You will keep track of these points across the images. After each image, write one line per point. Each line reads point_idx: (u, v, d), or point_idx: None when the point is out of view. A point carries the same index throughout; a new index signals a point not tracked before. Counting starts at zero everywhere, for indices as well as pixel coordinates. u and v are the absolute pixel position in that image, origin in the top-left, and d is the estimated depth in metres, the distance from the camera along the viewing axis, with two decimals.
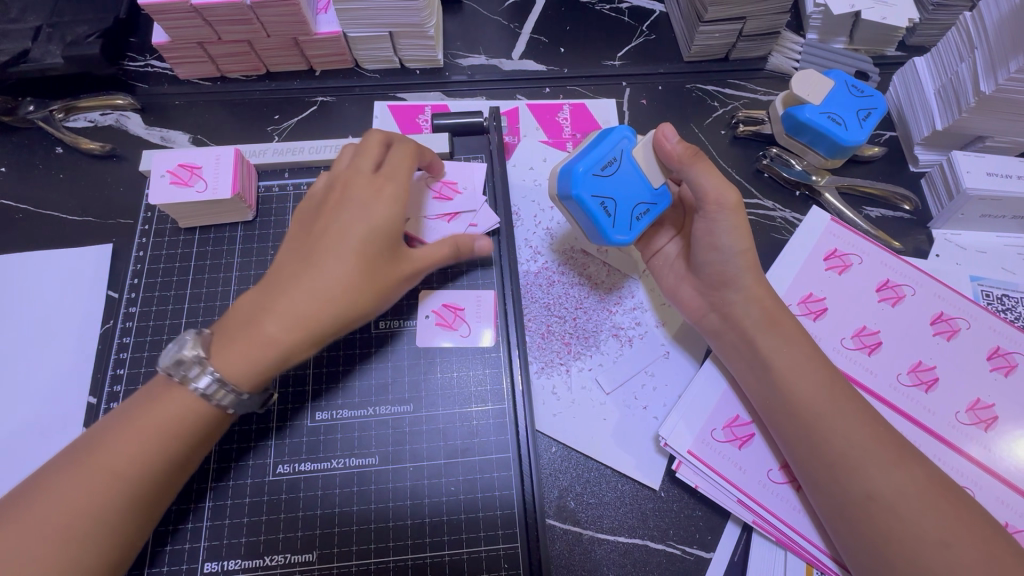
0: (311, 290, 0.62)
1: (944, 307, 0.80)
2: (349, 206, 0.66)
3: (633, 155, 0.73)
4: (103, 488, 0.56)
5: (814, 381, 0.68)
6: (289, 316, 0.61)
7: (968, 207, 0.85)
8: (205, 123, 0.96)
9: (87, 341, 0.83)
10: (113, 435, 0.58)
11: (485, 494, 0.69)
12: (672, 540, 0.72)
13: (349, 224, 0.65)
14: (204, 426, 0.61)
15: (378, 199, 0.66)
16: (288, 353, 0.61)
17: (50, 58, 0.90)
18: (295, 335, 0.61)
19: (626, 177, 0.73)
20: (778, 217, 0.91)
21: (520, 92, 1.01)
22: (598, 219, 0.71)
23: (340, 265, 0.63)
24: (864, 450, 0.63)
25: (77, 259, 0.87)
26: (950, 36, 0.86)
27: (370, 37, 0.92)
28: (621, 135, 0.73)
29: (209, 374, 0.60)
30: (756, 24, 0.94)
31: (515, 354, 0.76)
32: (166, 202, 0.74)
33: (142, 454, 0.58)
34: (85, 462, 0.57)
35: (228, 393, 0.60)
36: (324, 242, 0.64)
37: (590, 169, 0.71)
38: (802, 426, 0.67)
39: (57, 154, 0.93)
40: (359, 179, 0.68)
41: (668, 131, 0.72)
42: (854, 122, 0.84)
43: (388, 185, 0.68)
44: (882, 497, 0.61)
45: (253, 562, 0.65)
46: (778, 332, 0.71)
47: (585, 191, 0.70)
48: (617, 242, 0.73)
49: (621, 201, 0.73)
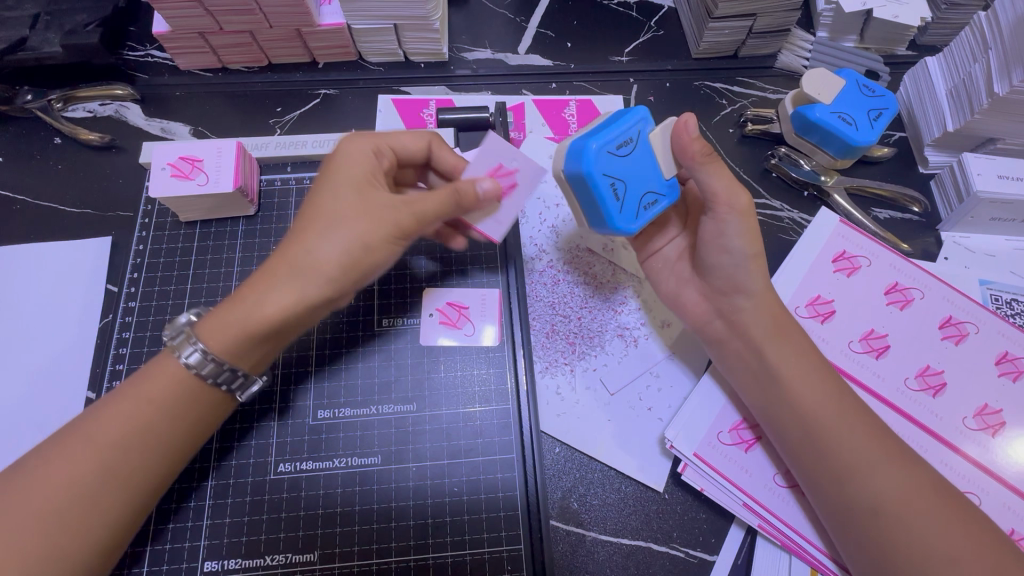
0: (286, 254, 0.60)
1: (952, 311, 0.79)
2: (327, 182, 0.64)
3: (650, 140, 0.69)
4: (86, 462, 0.55)
5: (820, 390, 0.67)
6: (277, 288, 0.58)
7: (978, 210, 0.84)
8: (206, 114, 0.95)
9: (86, 334, 0.82)
10: (102, 408, 0.58)
11: (489, 494, 0.69)
12: (676, 542, 0.71)
13: (334, 194, 0.62)
14: (184, 396, 0.59)
15: (354, 177, 0.63)
16: (261, 304, 0.58)
17: (48, 46, 0.89)
18: (286, 304, 0.58)
19: (641, 162, 0.69)
20: (786, 217, 0.90)
21: (526, 87, 0.99)
22: (607, 202, 0.67)
23: (317, 227, 0.60)
24: (871, 461, 0.63)
25: (76, 251, 0.86)
26: (963, 36, 0.85)
27: (374, 29, 0.90)
28: (640, 115, 0.68)
29: (193, 345, 0.59)
30: (767, 21, 0.93)
31: (520, 354, 0.75)
32: (166, 195, 0.73)
33: (125, 427, 0.57)
34: (75, 434, 0.57)
35: (210, 362, 0.59)
36: (311, 219, 0.61)
37: (607, 146, 0.66)
38: (808, 436, 0.66)
39: (55, 144, 0.92)
40: (341, 157, 0.65)
41: (688, 121, 0.68)
42: (865, 121, 0.83)
43: (361, 159, 0.65)
44: (887, 511, 0.60)
45: (253, 562, 0.65)
46: (786, 342, 0.70)
47: (599, 169, 0.66)
48: (621, 230, 0.69)
49: (632, 185, 0.68)
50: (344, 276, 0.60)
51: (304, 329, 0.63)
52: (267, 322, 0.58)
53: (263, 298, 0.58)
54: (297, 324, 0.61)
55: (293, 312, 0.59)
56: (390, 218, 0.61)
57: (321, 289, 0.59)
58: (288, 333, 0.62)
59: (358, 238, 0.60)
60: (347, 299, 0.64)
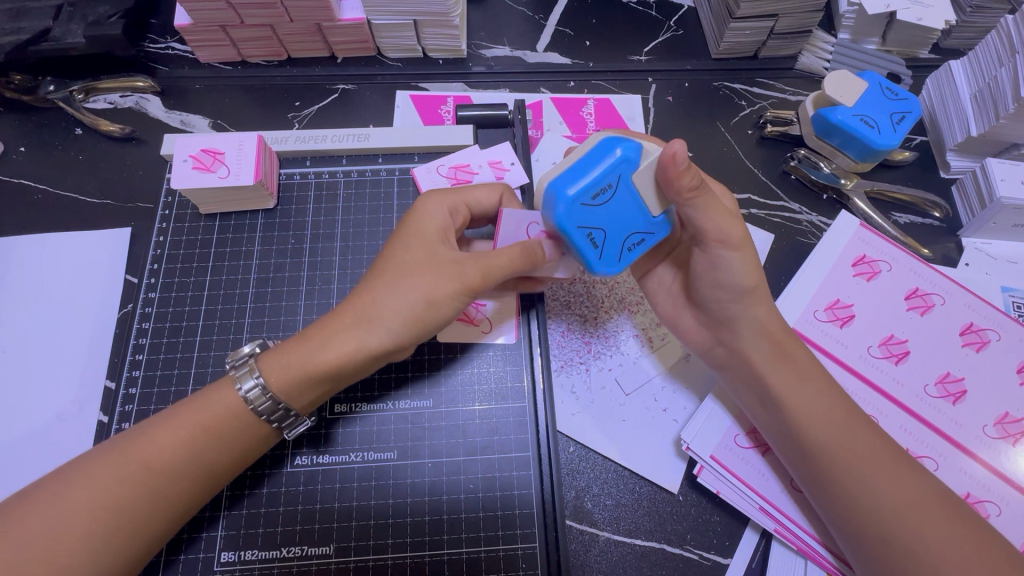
0: (355, 301, 0.61)
1: (973, 318, 0.78)
2: (402, 235, 0.66)
3: (633, 180, 0.61)
4: (134, 480, 0.57)
5: (836, 412, 0.66)
6: (340, 335, 0.60)
7: (1000, 216, 0.83)
8: (225, 107, 0.95)
9: (106, 323, 0.82)
10: (155, 426, 0.59)
11: (505, 492, 0.69)
12: (689, 544, 0.71)
13: (407, 246, 0.64)
14: (235, 428, 0.60)
15: (426, 230, 0.65)
16: (323, 348, 0.60)
17: (71, 37, 0.89)
18: (347, 352, 0.59)
19: (622, 206, 0.62)
20: (804, 220, 0.90)
21: (544, 85, 0.99)
22: (584, 252, 0.61)
23: (386, 277, 0.62)
24: (884, 484, 0.62)
25: (95, 242, 0.87)
26: (989, 40, 0.84)
27: (394, 24, 0.91)
28: (623, 155, 0.59)
29: (254, 377, 0.60)
30: (789, 22, 0.92)
31: (537, 352, 0.75)
32: (188, 187, 0.73)
33: (175, 452, 0.58)
34: (125, 451, 0.58)
35: (266, 399, 0.60)
36: (382, 269, 0.63)
37: (580, 196, 0.59)
38: (821, 461, 0.64)
39: (76, 135, 0.93)
40: (416, 211, 0.67)
41: (677, 153, 0.57)
42: (888, 126, 0.82)
43: (435, 211, 0.67)
44: (903, 538, 0.59)
45: (270, 553, 0.65)
46: (790, 367, 0.69)
47: (571, 221, 0.60)
48: (601, 275, 0.64)
49: (613, 231, 0.62)
50: (404, 328, 0.61)
51: (362, 375, 0.64)
52: (325, 368, 0.59)
53: (325, 342, 0.60)
54: (354, 372, 0.62)
55: (353, 358, 0.60)
56: (458, 274, 0.61)
57: (383, 339, 0.60)
58: (346, 379, 0.62)
59: (425, 292, 0.61)
60: (407, 351, 0.65)
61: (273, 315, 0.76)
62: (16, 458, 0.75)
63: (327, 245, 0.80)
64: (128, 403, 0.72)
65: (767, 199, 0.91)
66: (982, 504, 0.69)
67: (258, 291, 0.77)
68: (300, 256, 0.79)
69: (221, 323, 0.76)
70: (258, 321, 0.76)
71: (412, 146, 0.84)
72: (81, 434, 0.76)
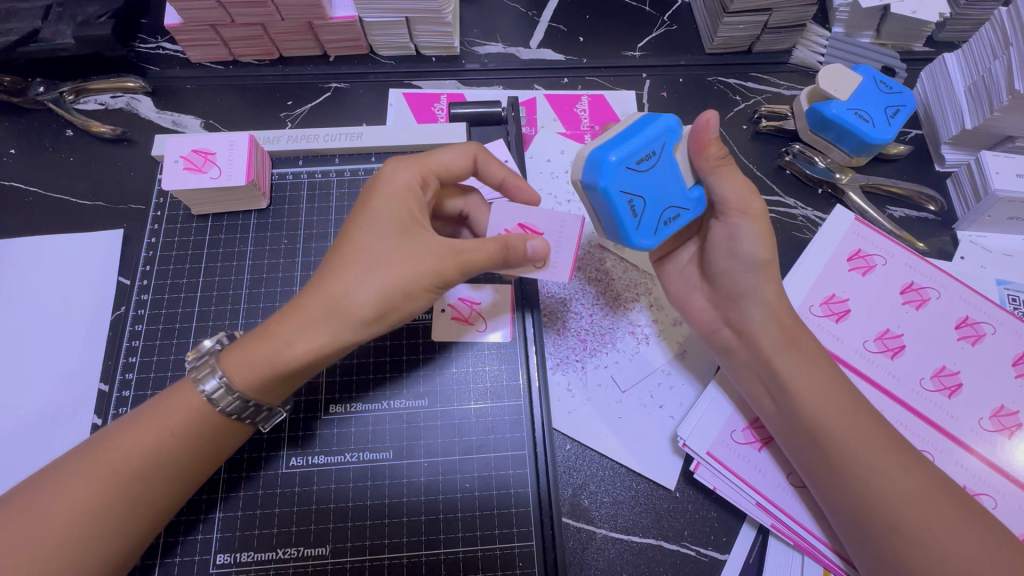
0: (321, 292, 0.59)
1: (969, 311, 0.78)
2: (367, 220, 0.62)
3: (672, 152, 0.63)
4: (106, 485, 0.56)
5: (836, 410, 0.65)
6: (304, 331, 0.58)
7: (996, 209, 0.83)
8: (217, 107, 0.94)
9: (99, 324, 0.82)
10: (121, 431, 0.58)
11: (501, 491, 0.69)
12: (687, 540, 0.71)
13: (375, 232, 0.61)
14: (207, 429, 0.60)
15: (394, 216, 0.62)
16: (289, 344, 0.58)
17: (61, 38, 0.89)
18: (315, 349, 0.58)
19: (663, 176, 0.62)
20: (800, 215, 0.90)
21: (537, 82, 0.99)
22: (624, 219, 0.60)
23: (356, 265, 0.59)
24: (885, 478, 0.62)
25: (88, 244, 0.86)
26: (984, 32, 0.83)
27: (386, 22, 0.90)
28: (666, 126, 0.61)
29: (217, 377, 0.59)
30: (783, 16, 0.92)
31: (533, 351, 0.75)
32: (179, 188, 0.73)
33: (144, 456, 0.57)
34: (96, 454, 0.57)
35: (233, 399, 0.59)
36: (346, 256, 0.60)
37: (626, 160, 0.58)
38: (819, 458, 0.64)
39: (67, 137, 0.92)
40: (383, 194, 0.64)
41: (711, 120, 0.62)
42: (883, 119, 0.82)
43: (405, 196, 0.64)
44: (907, 534, 0.59)
45: (265, 556, 0.65)
46: (796, 351, 0.68)
47: (615, 185, 0.58)
48: (640, 246, 0.63)
49: (653, 201, 0.62)
50: (378, 320, 0.59)
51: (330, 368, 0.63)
52: (292, 362, 0.58)
53: (291, 338, 0.58)
54: (322, 365, 0.61)
55: (322, 353, 0.59)
56: (431, 266, 0.60)
57: (355, 332, 0.59)
58: (313, 372, 0.61)
59: (398, 283, 0.59)
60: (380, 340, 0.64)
61: (266, 316, 0.76)
62: (10, 462, 0.74)
63: (321, 245, 0.80)
64: (122, 405, 0.71)
65: (762, 194, 0.91)
66: (979, 497, 0.69)
67: (252, 291, 0.77)
68: (293, 257, 0.79)
69: (214, 324, 0.75)
70: (252, 322, 0.75)
71: (405, 144, 0.83)
72: (75, 437, 0.76)
